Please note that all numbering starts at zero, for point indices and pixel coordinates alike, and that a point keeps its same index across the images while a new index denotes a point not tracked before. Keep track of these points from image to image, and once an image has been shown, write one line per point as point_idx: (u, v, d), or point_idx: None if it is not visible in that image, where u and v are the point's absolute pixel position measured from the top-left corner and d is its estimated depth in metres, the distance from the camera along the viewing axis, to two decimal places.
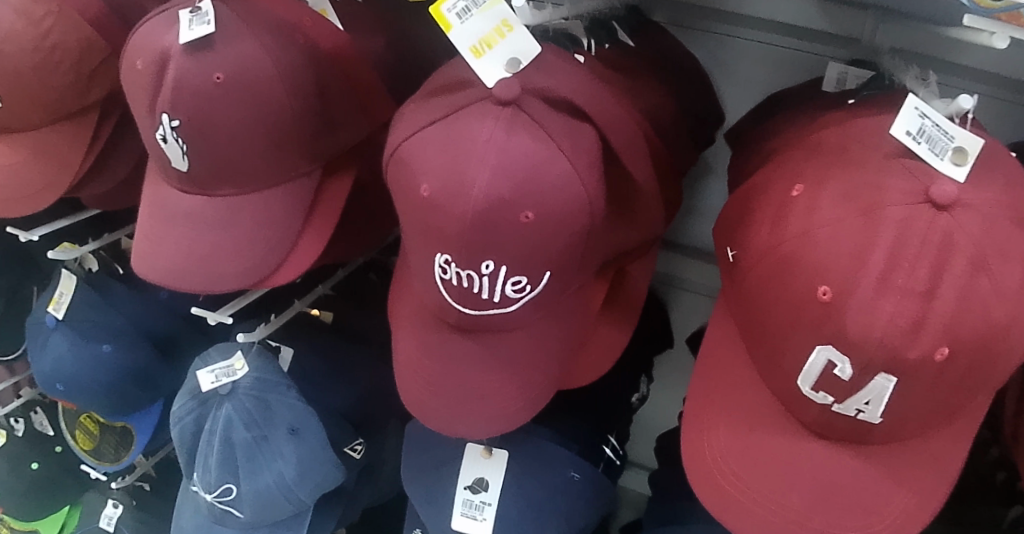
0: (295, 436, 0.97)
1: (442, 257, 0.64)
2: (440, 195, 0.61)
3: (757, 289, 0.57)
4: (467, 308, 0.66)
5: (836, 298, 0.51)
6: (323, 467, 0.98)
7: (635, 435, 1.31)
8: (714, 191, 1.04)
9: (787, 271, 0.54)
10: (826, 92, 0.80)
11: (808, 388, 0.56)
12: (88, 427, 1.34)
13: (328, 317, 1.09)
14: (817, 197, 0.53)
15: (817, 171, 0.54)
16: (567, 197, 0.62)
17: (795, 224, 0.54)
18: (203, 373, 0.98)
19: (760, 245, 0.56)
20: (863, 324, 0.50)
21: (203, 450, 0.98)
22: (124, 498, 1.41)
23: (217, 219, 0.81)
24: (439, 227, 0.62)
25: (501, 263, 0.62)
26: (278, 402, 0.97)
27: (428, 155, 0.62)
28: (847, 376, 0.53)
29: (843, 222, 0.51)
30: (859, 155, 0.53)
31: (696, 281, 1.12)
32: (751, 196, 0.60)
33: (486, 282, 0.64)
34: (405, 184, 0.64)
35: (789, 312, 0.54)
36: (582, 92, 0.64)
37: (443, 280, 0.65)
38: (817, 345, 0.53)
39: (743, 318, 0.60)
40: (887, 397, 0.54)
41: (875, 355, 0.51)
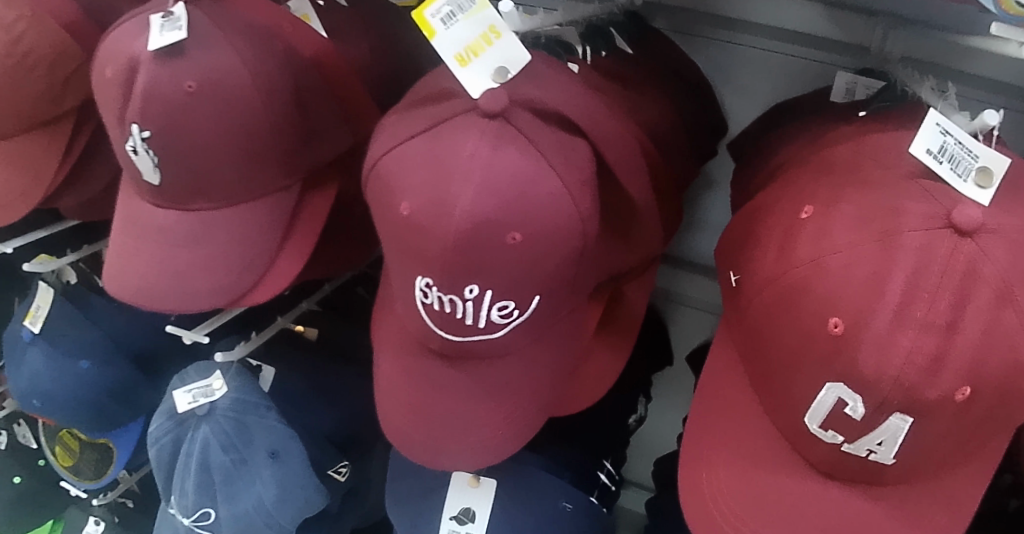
0: (274, 460, 0.93)
1: (423, 280, 0.59)
2: (421, 214, 0.57)
3: (762, 319, 0.52)
4: (451, 334, 0.62)
5: (848, 332, 0.47)
6: (304, 492, 0.94)
7: (634, 455, 1.27)
8: (715, 204, 1.00)
9: (793, 300, 0.49)
10: (834, 103, 0.76)
11: (816, 426, 0.51)
12: (68, 444, 1.30)
13: (313, 334, 1.04)
14: (828, 221, 0.49)
15: (827, 191, 0.50)
16: (557, 217, 0.57)
17: (803, 250, 0.49)
18: (179, 392, 0.94)
19: (765, 271, 0.52)
20: (877, 360, 0.46)
21: (180, 473, 0.94)
22: (106, 515, 1.38)
23: (190, 234, 0.76)
24: (420, 248, 0.58)
25: (486, 287, 0.58)
26: (257, 424, 0.93)
27: (409, 171, 0.58)
28: (858, 416, 0.48)
29: (855, 249, 0.47)
30: (874, 174, 0.49)
31: (697, 297, 1.08)
32: (756, 217, 0.56)
33: (470, 307, 0.59)
34: (384, 202, 0.60)
35: (796, 345, 0.50)
36: (574, 102, 0.60)
37: (425, 305, 0.61)
38: (826, 382, 0.49)
39: (746, 349, 0.56)
40: (902, 438, 0.49)
41: (890, 394, 0.47)
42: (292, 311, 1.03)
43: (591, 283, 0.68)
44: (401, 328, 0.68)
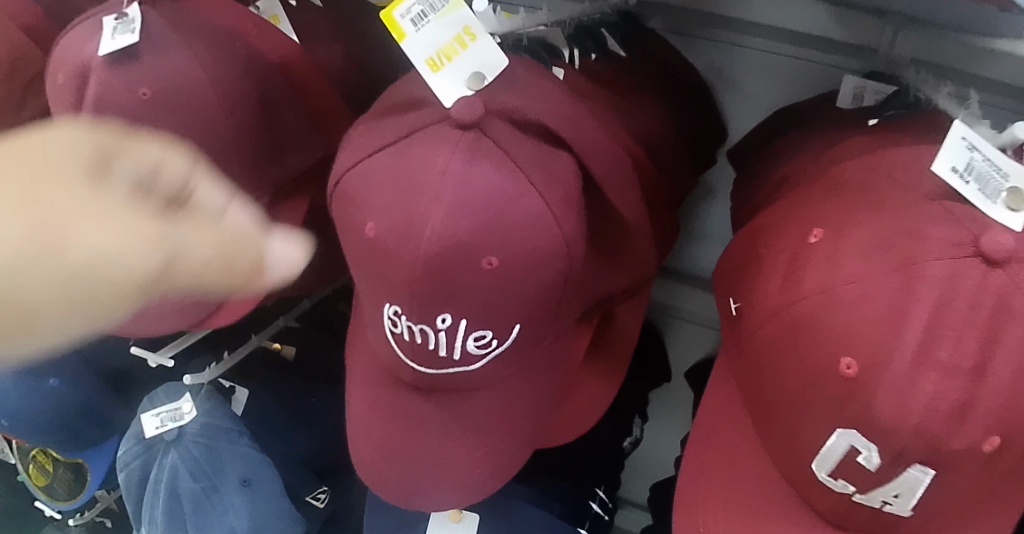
0: (247, 488, 0.87)
1: (391, 307, 0.54)
2: (388, 236, 0.52)
3: (765, 355, 0.47)
4: (424, 366, 0.57)
5: (861, 374, 0.41)
6: (278, 520, 0.89)
7: (631, 475, 1.21)
8: (713, 216, 0.93)
9: (798, 337, 0.44)
10: (840, 110, 0.71)
11: (825, 474, 0.46)
12: (41, 463, 1.24)
13: (291, 352, 0.99)
14: (840, 247, 0.43)
15: (837, 214, 0.45)
16: (539, 239, 0.52)
17: (810, 280, 0.44)
18: (146, 416, 0.88)
19: (770, 302, 0.46)
20: (895, 408, 0.41)
21: (149, 500, 0.89)
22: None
23: None
24: (388, 274, 0.53)
25: (461, 316, 0.53)
26: (228, 451, 0.88)
27: (374, 188, 0.53)
28: (873, 466, 0.43)
29: (871, 280, 0.41)
30: (889, 195, 0.44)
31: (695, 312, 1.01)
32: (760, 239, 0.50)
33: (444, 338, 0.54)
34: (348, 221, 0.55)
35: (801, 386, 0.44)
36: (560, 110, 0.54)
37: (395, 334, 0.56)
38: (836, 428, 0.43)
39: (748, 386, 0.50)
40: (921, 491, 0.44)
41: (909, 444, 0.41)
42: (267, 329, 0.98)
43: (578, 308, 0.63)
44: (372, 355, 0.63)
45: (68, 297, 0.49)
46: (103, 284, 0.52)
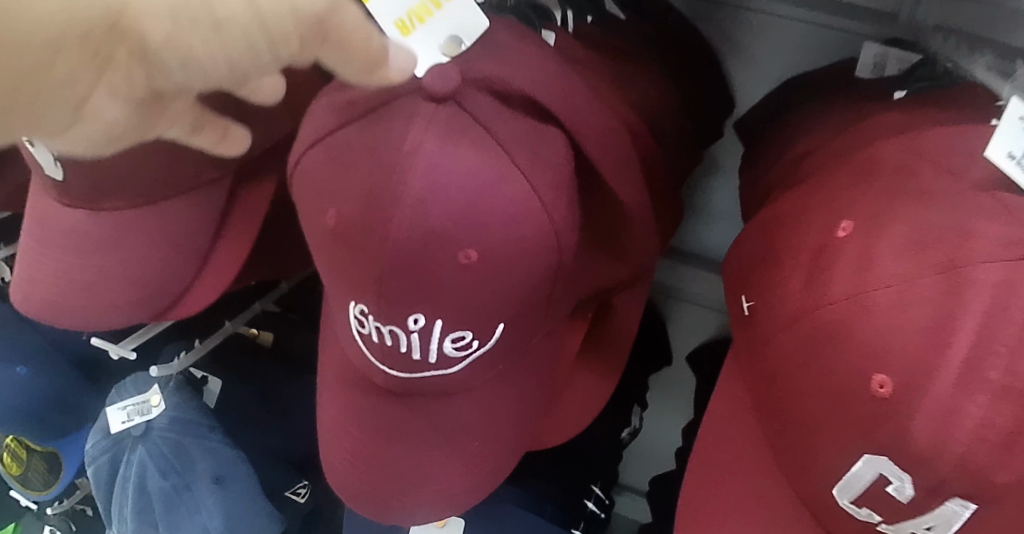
0: (218, 485, 0.82)
1: (357, 306, 0.49)
2: (355, 227, 0.46)
3: (789, 366, 0.41)
4: (397, 370, 0.51)
5: (895, 395, 0.37)
6: (253, 519, 0.83)
7: (630, 460, 1.16)
8: (721, 192, 0.86)
9: (823, 350, 0.39)
10: (858, 80, 0.64)
11: (847, 501, 0.42)
12: (13, 452, 1.17)
13: (268, 338, 0.94)
14: (875, 243, 0.38)
15: (871, 203, 0.39)
16: (525, 229, 0.46)
17: (837, 285, 0.39)
18: (113, 410, 0.83)
19: (788, 307, 0.42)
20: (935, 434, 0.36)
21: (118, 498, 0.84)
22: (61, 524, 1.27)
23: (103, 238, 0.65)
24: (355, 269, 0.47)
25: (436, 316, 0.47)
26: (197, 447, 0.82)
27: (338, 172, 0.47)
28: (904, 497, 0.39)
29: (915, 285, 0.37)
30: (927, 189, 0.39)
31: (699, 293, 0.94)
32: (775, 230, 0.45)
33: (417, 340, 0.48)
34: (311, 209, 0.50)
35: (824, 407, 0.40)
36: (551, 80, 0.47)
37: (362, 335, 0.50)
38: (864, 454, 0.39)
39: (762, 394, 0.46)
40: (957, 526, 0.39)
41: (952, 475, 0.37)
42: (243, 314, 0.91)
43: (570, 302, 0.57)
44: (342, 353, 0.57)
45: (236, 57, 0.28)
46: (193, 65, 0.28)
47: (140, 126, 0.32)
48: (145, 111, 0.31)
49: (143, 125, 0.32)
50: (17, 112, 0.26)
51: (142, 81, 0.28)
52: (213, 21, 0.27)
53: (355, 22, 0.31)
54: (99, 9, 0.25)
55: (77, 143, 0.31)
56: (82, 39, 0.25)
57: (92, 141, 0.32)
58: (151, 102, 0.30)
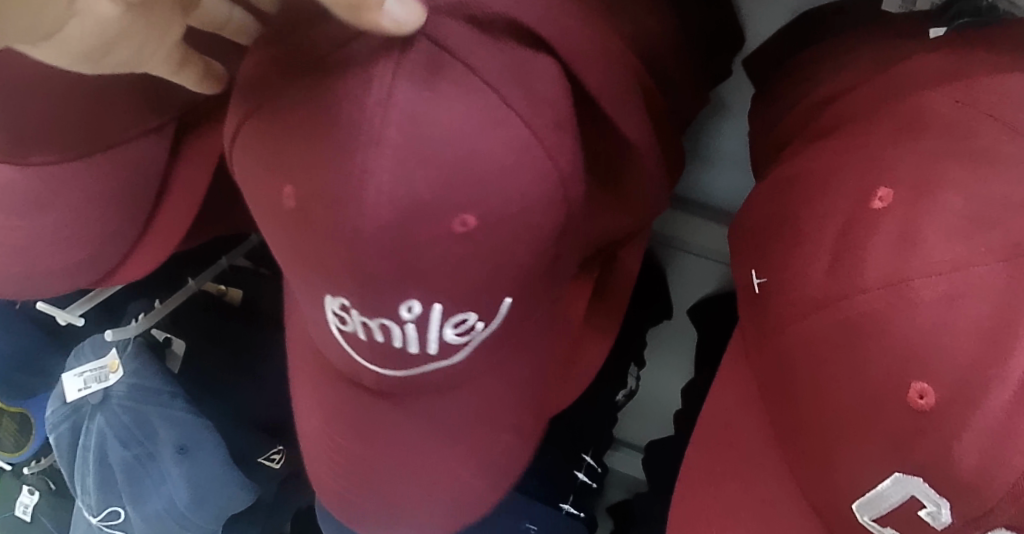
0: (183, 456, 0.76)
1: (335, 300, 0.43)
2: (307, 199, 0.39)
3: (820, 367, 0.41)
4: (389, 364, 0.46)
5: (936, 405, 0.37)
6: (222, 488, 0.78)
7: (629, 415, 1.08)
8: (727, 135, 0.79)
9: (857, 343, 0.39)
10: (886, 16, 0.56)
11: (868, 519, 0.42)
12: None
13: (236, 295, 0.84)
14: (914, 226, 0.38)
15: (912, 170, 0.39)
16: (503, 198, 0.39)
17: (873, 271, 0.39)
18: (68, 376, 0.77)
19: (814, 291, 0.41)
20: (977, 455, 0.36)
21: (80, 468, 0.79)
22: (40, 483, 1.23)
23: (35, 197, 0.58)
24: (316, 254, 0.41)
25: (436, 302, 0.42)
26: (159, 416, 0.76)
27: (281, 134, 0.39)
28: (938, 522, 0.39)
29: (960, 285, 0.36)
30: (970, 177, 0.37)
31: (699, 244, 0.87)
32: (804, 211, 0.43)
33: (413, 329, 0.43)
34: (253, 179, 0.43)
35: (858, 407, 0.40)
36: (533, 9, 0.39)
37: (344, 330, 0.45)
38: (893, 473, 0.40)
39: (783, 393, 0.45)
40: None
41: (1001, 503, 0.37)
42: (207, 271, 0.82)
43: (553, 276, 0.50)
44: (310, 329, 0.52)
45: None
46: None
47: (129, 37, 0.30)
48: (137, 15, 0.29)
49: (133, 38, 0.30)
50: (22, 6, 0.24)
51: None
52: None
53: None
54: None
55: (61, 56, 0.29)
56: None
57: (76, 58, 0.29)
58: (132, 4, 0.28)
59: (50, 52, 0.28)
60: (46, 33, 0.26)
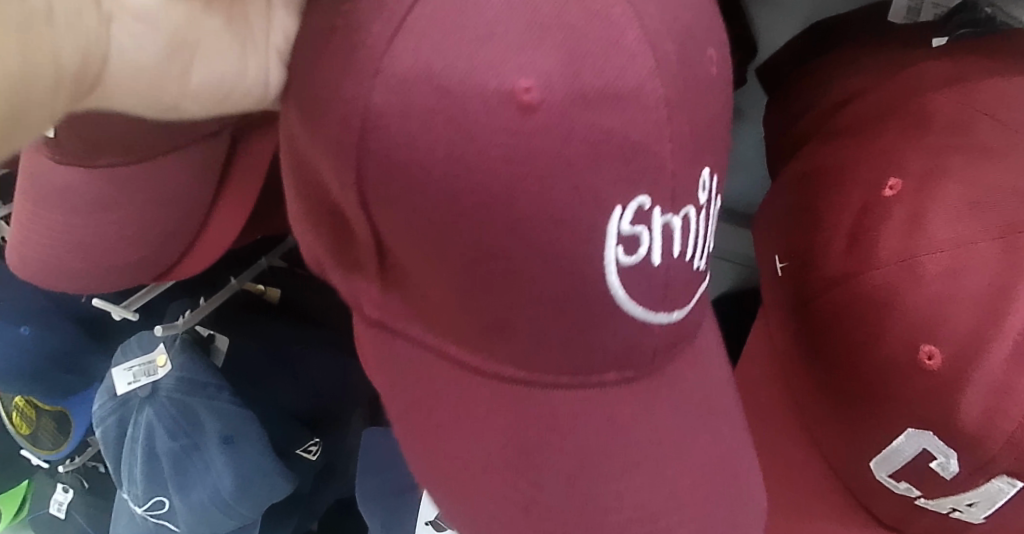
0: (228, 446, 0.79)
1: (631, 207, 0.41)
2: (389, 169, 0.40)
3: (847, 331, 0.49)
4: (660, 291, 0.45)
5: (943, 366, 0.45)
6: (262, 479, 0.81)
7: None
8: (744, 138, 0.86)
9: (877, 312, 0.47)
10: (893, 25, 0.63)
11: (886, 473, 0.53)
12: (24, 411, 1.19)
13: (274, 294, 0.90)
14: (921, 210, 0.46)
15: (922, 164, 0.47)
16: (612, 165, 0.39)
17: (884, 251, 0.47)
18: (119, 370, 0.80)
19: (833, 270, 0.50)
20: (986, 407, 0.45)
21: (126, 459, 0.83)
22: (74, 482, 1.29)
23: (98, 199, 0.61)
24: (410, 201, 0.40)
25: (711, 170, 0.47)
26: (206, 407, 0.79)
27: (340, 97, 0.40)
28: (948, 470, 0.48)
29: (964, 260, 0.44)
30: (971, 169, 0.46)
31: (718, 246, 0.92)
32: (826, 200, 0.51)
33: (689, 217, 0.45)
34: (309, 152, 0.44)
35: (879, 368, 0.47)
36: None
37: (628, 263, 0.42)
38: (908, 430, 0.48)
39: (814, 358, 0.54)
40: (999, 501, 0.49)
41: (1002, 451, 0.45)
42: (248, 272, 0.86)
43: None
44: (376, 326, 0.50)
45: None
46: None
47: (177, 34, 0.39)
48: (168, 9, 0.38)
49: (179, 37, 0.39)
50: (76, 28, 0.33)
51: None
52: None
53: None
54: None
55: (139, 68, 0.38)
56: None
57: (152, 64, 0.39)
58: None
59: (123, 69, 0.37)
60: (104, 44, 0.35)
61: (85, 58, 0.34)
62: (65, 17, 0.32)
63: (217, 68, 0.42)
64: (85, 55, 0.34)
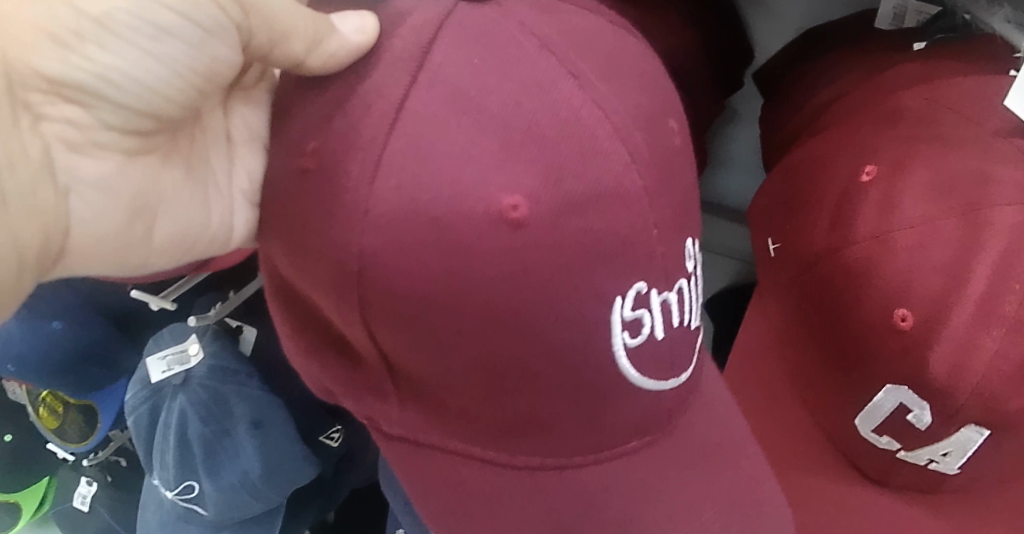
0: (257, 431, 0.85)
1: (630, 294, 0.48)
2: (379, 277, 0.45)
3: (834, 296, 0.59)
4: (667, 362, 0.52)
5: (915, 325, 0.53)
6: (290, 462, 0.86)
7: None
8: (741, 139, 0.92)
9: (857, 281, 0.56)
10: (880, 32, 0.69)
11: (870, 429, 0.62)
12: (52, 405, 1.23)
13: None
14: (895, 193, 0.55)
15: (892, 154, 0.56)
16: (618, 168, 0.46)
17: (863, 228, 0.56)
18: (153, 360, 0.85)
19: (816, 246, 0.60)
20: (956, 362, 0.53)
21: (159, 445, 0.87)
22: (98, 475, 1.34)
23: None
24: (402, 324, 0.47)
25: (693, 239, 0.54)
26: (236, 393, 0.84)
27: (330, 237, 0.46)
28: (923, 420, 0.57)
29: (930, 233, 0.53)
30: (936, 157, 0.55)
31: (720, 243, 0.97)
32: (812, 187, 0.62)
33: (681, 290, 0.52)
34: (309, 292, 0.51)
35: (864, 328, 0.56)
36: (602, 31, 0.50)
37: (635, 347, 0.49)
38: (887, 384, 0.57)
39: (813, 327, 0.62)
40: (969, 449, 0.58)
41: (970, 402, 0.54)
42: None
43: None
44: (397, 439, 0.56)
45: (160, 106, 0.42)
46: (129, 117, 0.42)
47: (150, 193, 0.47)
48: (139, 172, 0.46)
49: (147, 200, 0.48)
50: (27, 201, 0.40)
51: (89, 121, 0.41)
52: (169, 115, 0.43)
53: (306, 43, 0.43)
54: (62, 146, 0.41)
55: (100, 235, 0.46)
56: (48, 160, 0.41)
57: (116, 226, 0.46)
58: (134, 162, 0.45)
59: (85, 239, 0.45)
60: (64, 217, 0.43)
61: (45, 236, 0.42)
62: (19, 202, 0.40)
63: (189, 213, 0.51)
64: (46, 234, 0.42)
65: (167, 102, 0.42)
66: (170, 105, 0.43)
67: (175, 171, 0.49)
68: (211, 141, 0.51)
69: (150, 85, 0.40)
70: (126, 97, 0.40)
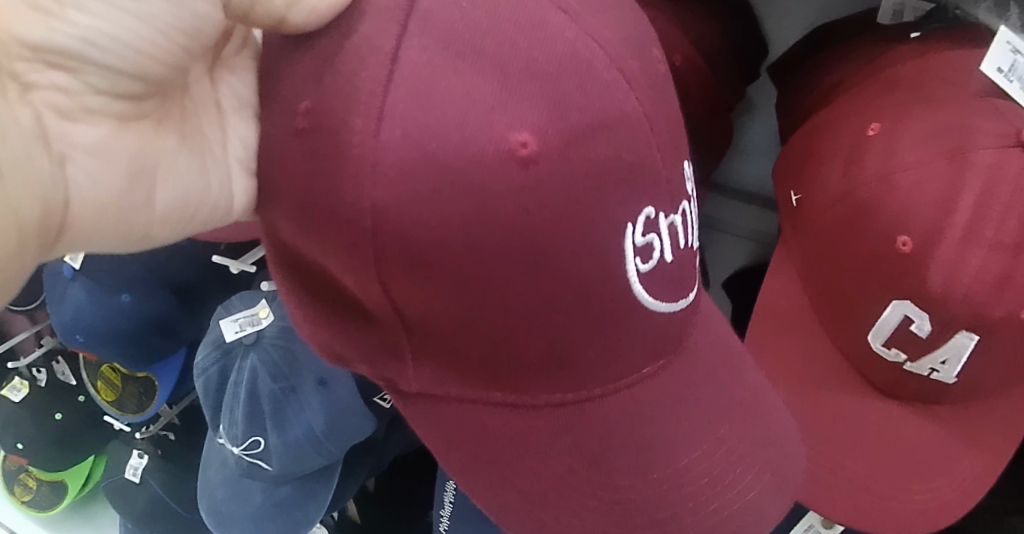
0: (323, 387, 0.93)
1: (641, 219, 0.53)
2: (393, 231, 0.48)
3: (848, 230, 0.69)
4: (669, 291, 0.58)
5: (914, 248, 0.64)
6: (348, 417, 0.93)
7: None
8: (758, 127, 1.02)
9: (868, 212, 0.67)
10: (881, 26, 0.79)
11: (880, 344, 0.71)
12: (109, 378, 1.32)
13: None
14: (897, 145, 0.66)
15: (892, 115, 0.68)
16: (654, 103, 0.55)
17: (871, 172, 0.67)
18: (226, 322, 0.97)
19: (835, 190, 0.70)
20: (947, 276, 0.63)
21: (229, 403, 0.96)
22: (149, 448, 1.39)
23: None
24: (423, 280, 0.51)
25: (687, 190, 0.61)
26: (303, 351, 0.94)
27: (340, 191, 0.48)
28: (924, 330, 0.66)
29: (923, 174, 0.64)
30: (927, 115, 0.66)
31: (738, 224, 1.06)
32: (828, 148, 0.72)
33: (678, 223, 0.58)
34: (309, 251, 0.54)
35: (871, 254, 0.67)
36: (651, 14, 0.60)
37: (644, 272, 0.55)
38: (894, 300, 0.66)
39: (831, 259, 0.72)
40: (964, 355, 0.67)
41: (959, 310, 0.64)
42: None
43: None
44: (415, 398, 0.62)
45: (139, 65, 0.42)
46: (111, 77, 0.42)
47: (144, 158, 0.48)
48: (131, 139, 0.46)
49: (140, 167, 0.47)
50: (23, 169, 0.39)
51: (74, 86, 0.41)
52: (150, 75, 0.44)
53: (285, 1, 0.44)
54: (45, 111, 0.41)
55: (97, 201, 0.45)
56: (36, 126, 0.40)
57: (116, 194, 0.46)
58: (119, 128, 0.45)
59: (79, 210, 0.44)
60: (61, 190, 0.42)
61: (44, 208, 0.41)
62: (16, 172, 0.39)
63: (185, 181, 0.52)
64: (44, 207, 0.41)
65: (149, 62, 0.42)
66: (154, 65, 0.43)
67: (169, 138, 0.50)
68: (201, 108, 0.52)
69: (126, 43, 0.40)
70: (106, 56, 0.40)
